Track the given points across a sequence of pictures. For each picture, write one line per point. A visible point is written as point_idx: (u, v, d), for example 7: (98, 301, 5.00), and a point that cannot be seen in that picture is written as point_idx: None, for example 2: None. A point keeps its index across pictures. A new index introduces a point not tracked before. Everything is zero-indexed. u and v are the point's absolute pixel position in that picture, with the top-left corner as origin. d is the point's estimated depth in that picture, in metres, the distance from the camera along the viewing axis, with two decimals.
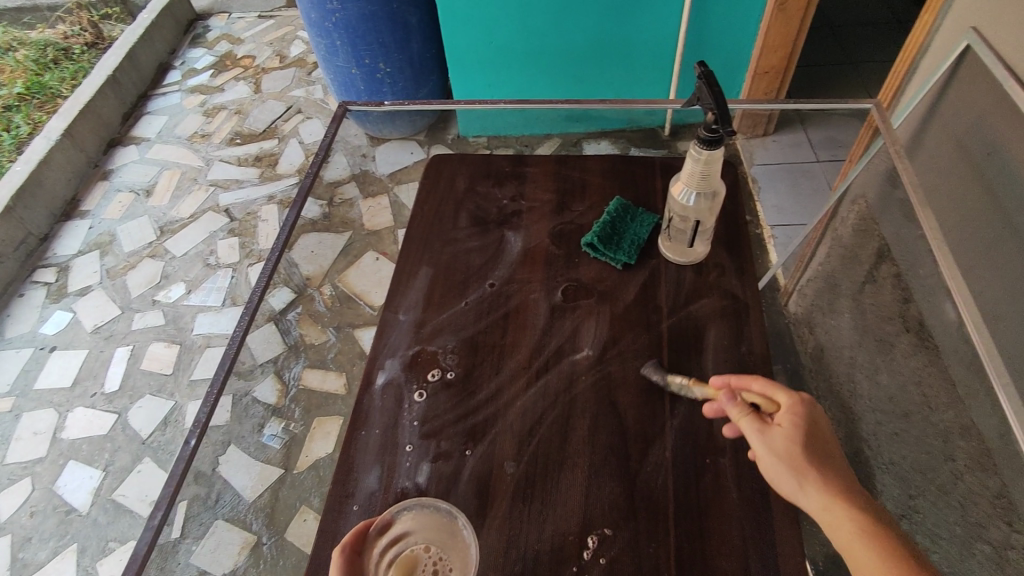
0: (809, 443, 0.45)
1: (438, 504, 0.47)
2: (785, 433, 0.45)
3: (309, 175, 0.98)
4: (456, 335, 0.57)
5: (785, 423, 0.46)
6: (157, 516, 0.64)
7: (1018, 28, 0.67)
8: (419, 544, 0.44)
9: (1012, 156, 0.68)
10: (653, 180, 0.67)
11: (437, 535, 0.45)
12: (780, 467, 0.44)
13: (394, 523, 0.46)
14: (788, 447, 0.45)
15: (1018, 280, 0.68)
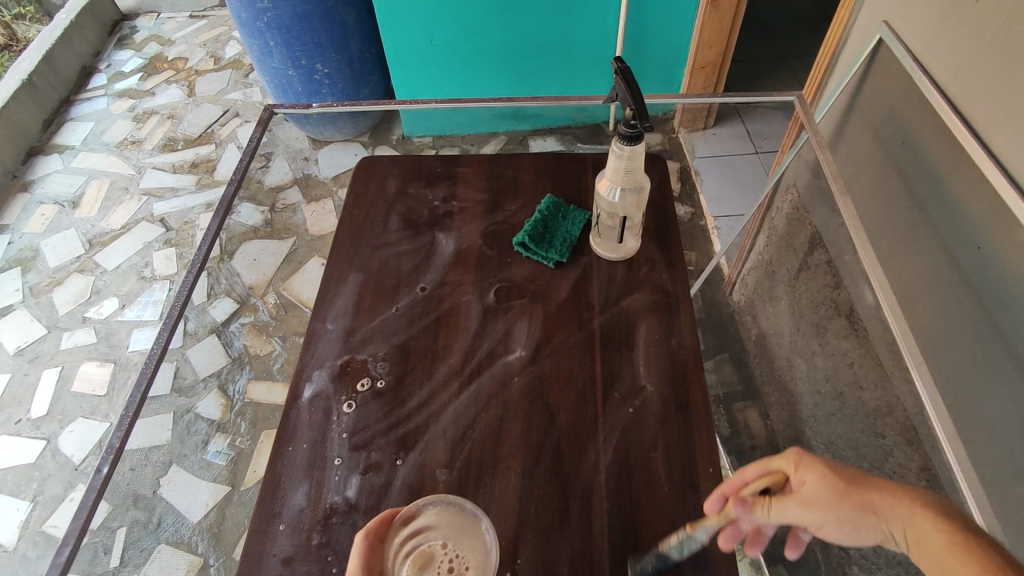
0: (841, 481, 0.41)
1: (464, 503, 0.45)
2: (816, 484, 0.42)
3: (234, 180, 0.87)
4: (387, 342, 0.55)
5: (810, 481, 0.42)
6: (62, 555, 0.56)
7: (925, 22, 0.71)
8: (437, 540, 0.43)
9: (923, 145, 0.71)
10: (585, 175, 0.67)
11: (456, 532, 0.43)
12: (836, 520, 0.40)
13: (417, 516, 0.44)
14: (829, 495, 0.41)
15: (933, 263, 0.71)
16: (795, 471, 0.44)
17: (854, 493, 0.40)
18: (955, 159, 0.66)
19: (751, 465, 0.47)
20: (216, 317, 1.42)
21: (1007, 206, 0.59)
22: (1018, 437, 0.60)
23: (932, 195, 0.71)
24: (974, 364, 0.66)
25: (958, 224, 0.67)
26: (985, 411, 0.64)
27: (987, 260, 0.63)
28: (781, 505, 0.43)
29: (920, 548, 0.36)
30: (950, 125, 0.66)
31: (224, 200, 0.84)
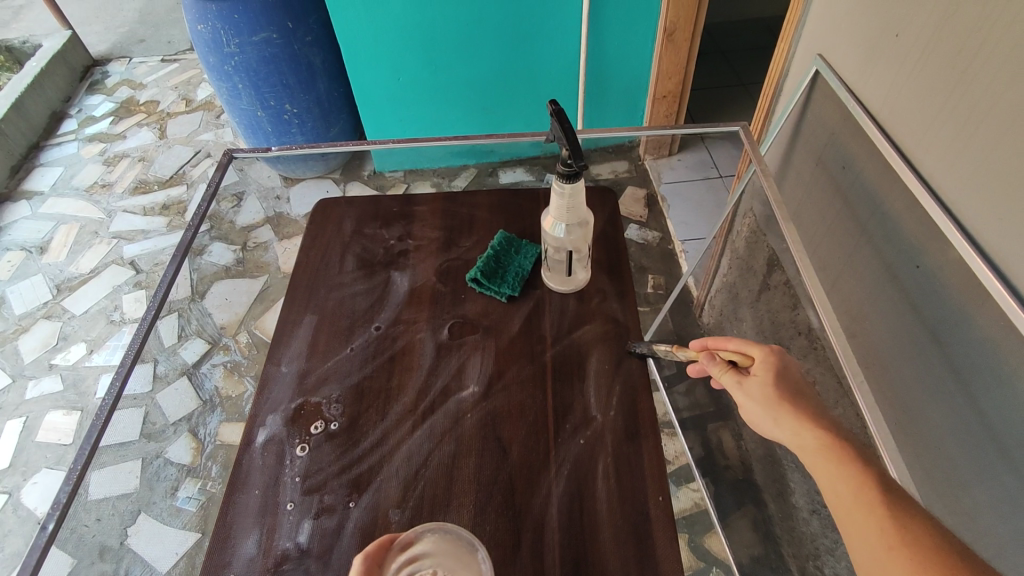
0: (783, 387, 0.50)
1: (461, 532, 0.44)
2: (759, 380, 0.52)
3: (191, 227, 0.86)
4: (341, 384, 0.55)
5: (759, 372, 0.52)
6: None
7: (854, 54, 0.75)
8: (428, 569, 0.40)
9: (860, 169, 0.74)
10: (538, 210, 0.69)
11: (450, 562, 0.41)
12: (760, 408, 0.50)
13: (416, 542, 0.42)
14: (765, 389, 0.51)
15: (877, 282, 0.74)
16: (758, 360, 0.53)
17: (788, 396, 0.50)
18: (889, 182, 0.69)
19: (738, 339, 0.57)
20: (186, 359, 1.43)
21: (938, 225, 0.62)
22: (964, 450, 0.61)
23: (872, 217, 0.73)
24: (920, 379, 0.67)
25: (898, 243, 0.69)
26: (935, 425, 0.66)
27: (925, 278, 0.65)
28: (732, 377, 0.55)
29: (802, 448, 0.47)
30: (882, 149, 0.69)
31: (182, 243, 0.83)
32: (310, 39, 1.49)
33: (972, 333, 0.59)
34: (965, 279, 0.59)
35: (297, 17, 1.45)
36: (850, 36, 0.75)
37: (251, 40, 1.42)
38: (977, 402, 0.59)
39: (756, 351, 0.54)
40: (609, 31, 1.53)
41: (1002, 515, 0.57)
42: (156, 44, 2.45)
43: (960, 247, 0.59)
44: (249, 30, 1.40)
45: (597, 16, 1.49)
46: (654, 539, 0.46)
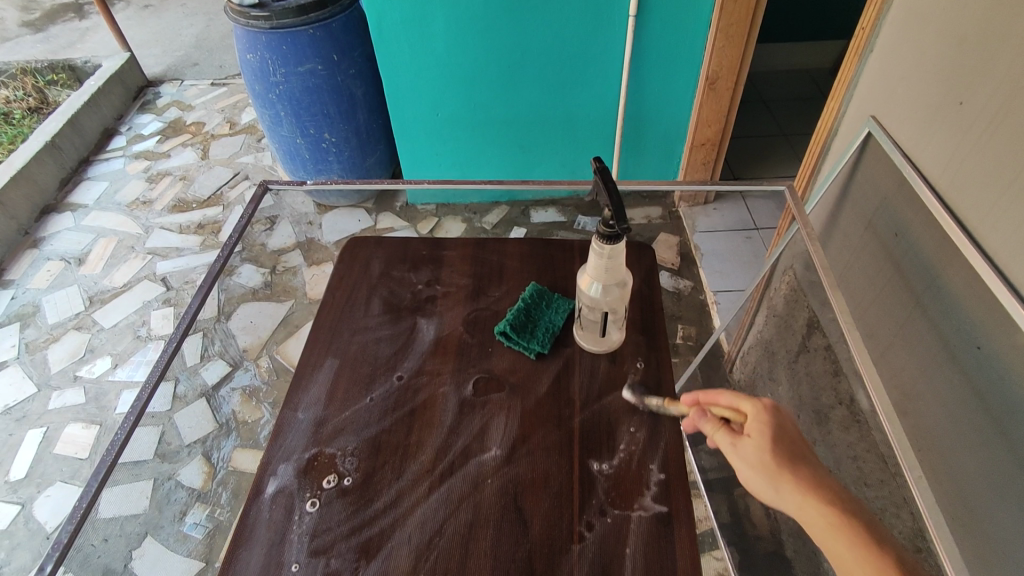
0: (772, 455, 0.47)
1: None
2: (754, 443, 0.49)
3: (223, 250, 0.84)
4: (358, 435, 0.53)
5: (754, 432, 0.49)
6: None
7: (911, 118, 0.72)
8: None
9: (916, 237, 0.71)
10: (573, 261, 0.67)
11: None
12: (757, 478, 0.48)
13: None
14: (758, 457, 0.48)
15: (932, 359, 0.69)
16: (752, 417, 0.50)
17: (780, 465, 0.47)
18: (949, 256, 0.65)
19: (732, 393, 0.54)
20: (206, 380, 1.41)
21: (1004, 309, 0.57)
22: None
23: (927, 290, 0.69)
24: (981, 471, 0.62)
25: (956, 321, 0.65)
26: (998, 524, 0.60)
27: (989, 361, 0.61)
28: (725, 437, 0.51)
29: (812, 530, 0.44)
30: (941, 220, 0.65)
31: (211, 271, 0.80)
32: (354, 72, 1.52)
33: None
34: None
35: (342, 50, 1.48)
36: (907, 100, 0.73)
37: (297, 71, 1.45)
38: None
39: (748, 407, 0.51)
40: (650, 77, 1.52)
41: None
42: (208, 68, 2.54)
43: None
44: (295, 61, 1.43)
45: (638, 62, 1.49)
46: None
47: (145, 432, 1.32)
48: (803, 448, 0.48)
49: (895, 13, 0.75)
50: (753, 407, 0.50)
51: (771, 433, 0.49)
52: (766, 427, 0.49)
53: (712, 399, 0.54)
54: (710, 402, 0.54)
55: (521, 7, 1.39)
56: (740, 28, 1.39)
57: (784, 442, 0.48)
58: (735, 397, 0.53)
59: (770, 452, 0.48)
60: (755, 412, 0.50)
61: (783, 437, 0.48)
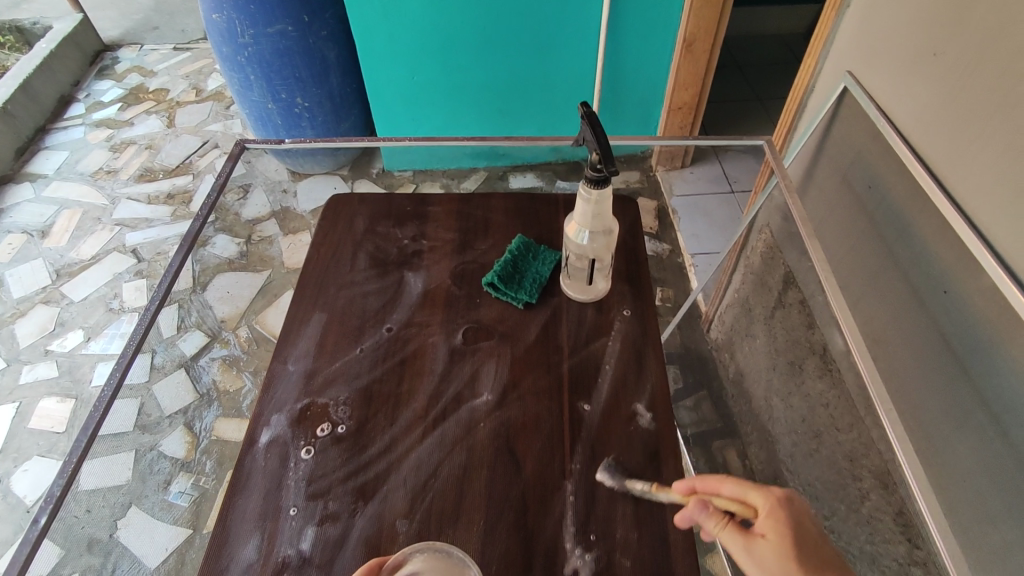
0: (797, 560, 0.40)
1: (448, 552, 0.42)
2: (777, 552, 0.40)
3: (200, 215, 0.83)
4: (349, 385, 0.53)
5: (770, 534, 0.41)
6: None
7: (886, 72, 0.73)
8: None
9: (889, 189, 0.73)
10: (557, 214, 0.67)
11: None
12: None
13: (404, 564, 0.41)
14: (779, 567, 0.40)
15: (903, 305, 0.72)
16: (766, 516, 0.41)
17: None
18: (920, 205, 0.67)
19: (730, 478, 0.45)
20: (185, 350, 1.40)
21: (972, 252, 0.60)
22: (991, 482, 0.60)
23: (899, 239, 0.72)
24: (946, 409, 0.66)
25: (925, 267, 0.68)
26: (961, 457, 0.64)
27: (956, 304, 0.63)
28: (729, 537, 0.42)
29: None
30: (913, 170, 0.67)
31: (189, 233, 0.78)
32: (325, 33, 1.47)
33: (1007, 363, 0.57)
34: (1003, 309, 0.57)
35: (313, 11, 1.43)
36: (881, 54, 0.74)
37: (266, 32, 1.40)
38: (1010, 439, 0.57)
39: (758, 501, 0.42)
40: (627, 39, 1.52)
41: None
42: (169, 33, 2.44)
43: (995, 275, 0.57)
44: (264, 22, 1.39)
45: (616, 23, 1.48)
46: (675, 563, 0.43)
47: (123, 403, 1.30)
48: (823, 542, 0.41)
49: None
50: (768, 504, 0.42)
51: (793, 535, 0.40)
52: (787, 528, 0.41)
53: (713, 489, 0.44)
54: (712, 493, 0.44)
55: None
56: None
57: (804, 540, 0.41)
58: (737, 483, 0.45)
59: (794, 563, 0.40)
60: (769, 510, 0.42)
61: (807, 537, 0.41)
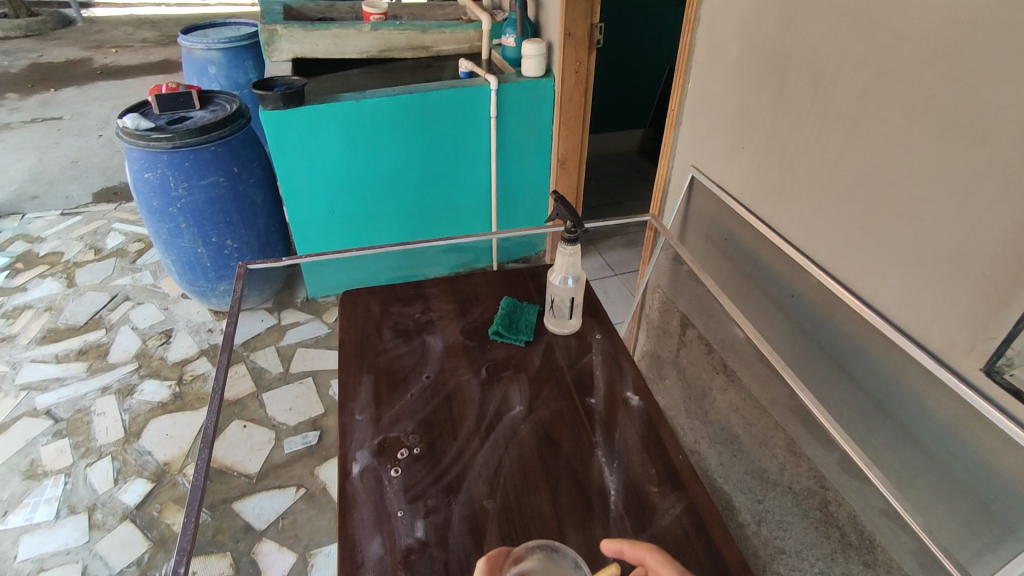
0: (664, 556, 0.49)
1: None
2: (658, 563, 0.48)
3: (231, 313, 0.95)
4: (412, 419, 0.67)
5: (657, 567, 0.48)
6: None
7: (717, 162, 1.09)
8: None
9: (739, 238, 1.05)
10: (526, 281, 0.89)
11: None
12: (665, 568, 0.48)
13: None
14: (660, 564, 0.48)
15: (768, 316, 1.02)
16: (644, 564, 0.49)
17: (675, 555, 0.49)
18: (761, 243, 0.99)
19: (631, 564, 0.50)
20: (126, 501, 1.33)
21: (802, 266, 0.91)
22: (855, 416, 0.86)
23: (755, 270, 1.03)
24: (816, 376, 0.93)
25: (776, 283, 0.98)
26: (832, 406, 0.90)
27: (800, 303, 0.93)
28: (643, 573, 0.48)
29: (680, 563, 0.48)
30: (750, 220, 1.00)
31: (229, 332, 0.90)
32: (253, 181, 1.64)
33: (840, 330, 0.85)
34: (825, 297, 0.87)
35: (241, 162, 1.60)
36: (711, 153, 1.10)
37: (199, 184, 1.54)
38: (856, 379, 0.84)
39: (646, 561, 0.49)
40: (513, 163, 1.86)
41: (891, 452, 0.80)
42: (53, 200, 2.43)
43: (820, 276, 0.87)
44: (197, 174, 1.53)
45: (503, 152, 1.83)
46: (685, 482, 0.62)
47: (62, 570, 1.21)
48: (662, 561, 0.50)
49: (690, 100, 1.15)
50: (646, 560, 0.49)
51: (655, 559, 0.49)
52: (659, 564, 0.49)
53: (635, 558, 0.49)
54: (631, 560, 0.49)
55: (403, 115, 1.66)
56: (576, 121, 1.79)
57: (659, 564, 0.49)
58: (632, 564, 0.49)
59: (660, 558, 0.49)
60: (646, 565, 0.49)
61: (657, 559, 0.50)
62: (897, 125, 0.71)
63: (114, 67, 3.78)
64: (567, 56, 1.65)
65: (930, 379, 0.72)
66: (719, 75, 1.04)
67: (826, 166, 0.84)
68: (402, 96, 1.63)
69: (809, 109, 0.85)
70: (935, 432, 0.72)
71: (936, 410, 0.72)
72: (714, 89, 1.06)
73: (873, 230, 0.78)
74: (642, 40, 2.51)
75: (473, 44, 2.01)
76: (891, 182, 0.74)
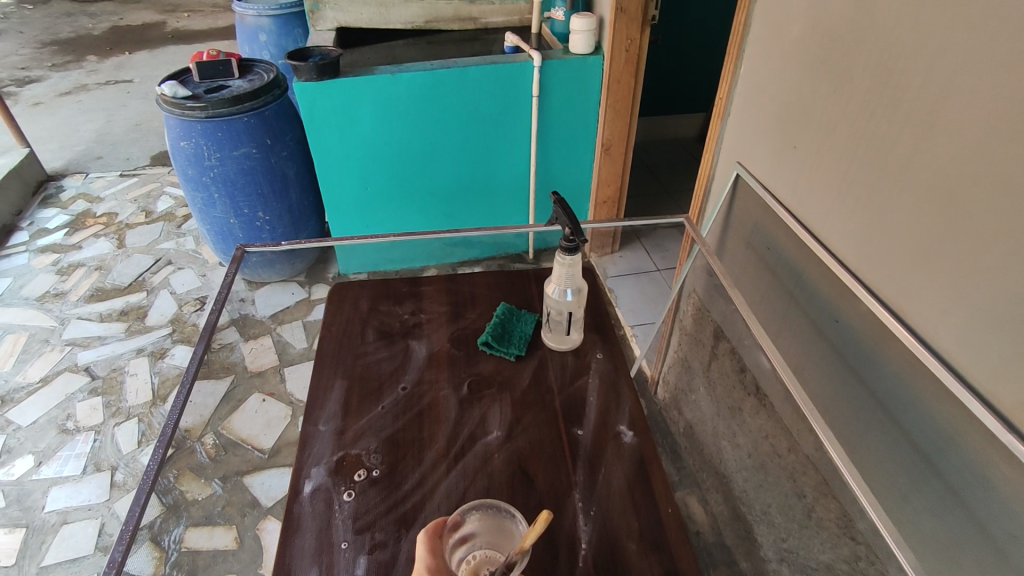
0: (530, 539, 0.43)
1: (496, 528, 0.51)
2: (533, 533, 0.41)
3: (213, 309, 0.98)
4: (377, 436, 0.62)
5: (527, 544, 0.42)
6: None
7: (765, 161, 0.97)
8: (480, 549, 0.50)
9: (783, 248, 0.93)
10: (530, 285, 0.81)
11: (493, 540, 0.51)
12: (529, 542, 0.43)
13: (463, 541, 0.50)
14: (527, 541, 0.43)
15: (808, 338, 0.90)
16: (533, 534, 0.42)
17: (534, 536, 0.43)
18: (807, 257, 0.87)
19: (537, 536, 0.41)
20: (146, 464, 1.37)
21: (851, 289, 0.78)
22: (897, 468, 0.74)
23: (798, 287, 0.91)
24: (855, 414, 0.81)
25: (819, 305, 0.86)
26: (871, 451, 0.78)
27: (845, 330, 0.81)
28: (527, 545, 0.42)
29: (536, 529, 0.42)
30: (797, 231, 0.88)
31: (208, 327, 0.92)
32: (286, 153, 1.62)
33: (887, 368, 0.73)
34: (876, 328, 0.75)
35: (274, 134, 1.59)
36: (760, 149, 0.97)
37: (232, 154, 1.54)
38: (902, 427, 0.72)
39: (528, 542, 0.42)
40: (554, 145, 1.76)
41: (936, 516, 0.68)
42: (115, 161, 2.52)
43: (869, 302, 0.75)
44: (230, 145, 1.52)
45: (544, 134, 1.73)
46: (670, 542, 0.53)
47: (82, 526, 1.25)
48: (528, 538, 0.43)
49: (741, 87, 1.01)
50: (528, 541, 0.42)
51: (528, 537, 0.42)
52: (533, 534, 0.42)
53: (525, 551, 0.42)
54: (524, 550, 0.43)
55: (440, 91, 1.58)
56: (625, 104, 1.66)
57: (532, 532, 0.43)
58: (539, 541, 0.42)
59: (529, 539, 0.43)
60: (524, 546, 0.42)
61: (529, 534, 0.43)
62: (980, 133, 0.58)
63: (184, 31, 3.88)
64: (618, 33, 1.52)
65: (992, 443, 0.59)
66: (774, 62, 0.91)
67: (890, 175, 0.71)
68: (439, 71, 1.55)
69: (874, 106, 0.72)
70: (992, 506, 0.60)
71: (996, 481, 0.60)
72: (767, 78, 0.93)
73: (938, 256, 0.65)
74: (711, 16, 2.32)
75: (524, 17, 1.90)
76: (964, 200, 0.61)
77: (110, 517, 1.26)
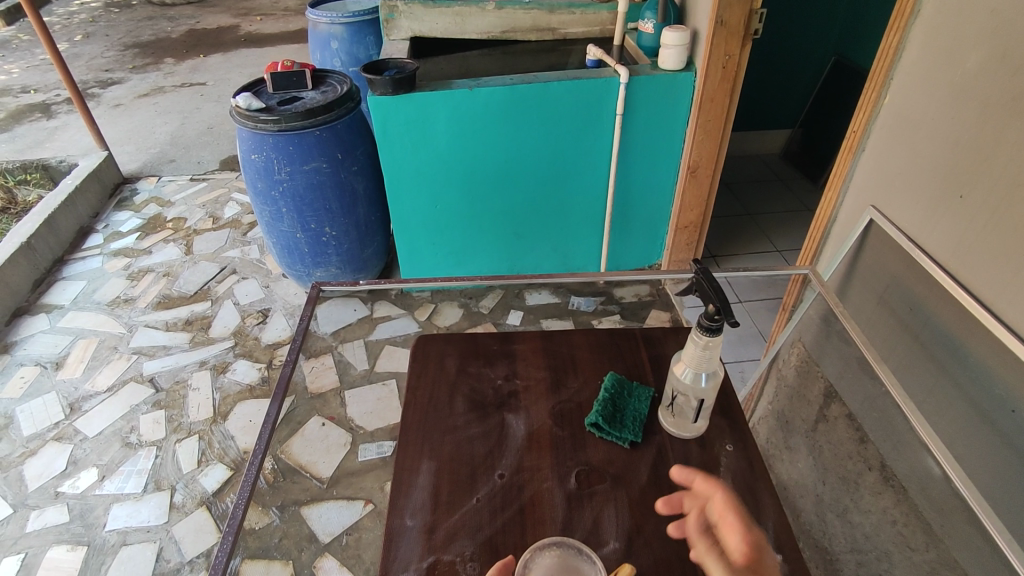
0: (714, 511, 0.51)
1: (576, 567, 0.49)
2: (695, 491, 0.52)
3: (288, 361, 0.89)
4: (473, 539, 0.53)
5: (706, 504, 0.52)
6: None
7: (913, 209, 0.83)
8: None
9: (931, 311, 0.80)
10: (639, 349, 0.71)
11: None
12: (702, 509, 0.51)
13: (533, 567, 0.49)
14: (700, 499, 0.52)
15: (965, 422, 0.76)
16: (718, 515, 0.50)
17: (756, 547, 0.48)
18: (969, 328, 0.74)
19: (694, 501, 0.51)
20: (205, 486, 1.33)
21: None
22: None
23: (953, 359, 0.77)
24: None
25: (986, 388, 0.72)
26: None
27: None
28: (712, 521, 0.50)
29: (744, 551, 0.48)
30: (960, 297, 0.74)
31: (281, 380, 0.84)
32: (356, 168, 1.57)
33: None
34: None
35: (346, 149, 1.53)
36: (907, 193, 0.84)
37: (302, 169, 1.49)
38: None
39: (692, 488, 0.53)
40: (634, 165, 1.64)
41: None
42: (186, 164, 2.55)
43: None
44: (301, 159, 1.48)
45: (626, 153, 1.61)
46: None
47: (141, 549, 1.22)
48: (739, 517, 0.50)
49: (884, 120, 0.88)
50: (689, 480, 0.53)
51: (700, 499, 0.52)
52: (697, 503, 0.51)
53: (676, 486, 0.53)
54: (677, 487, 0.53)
55: (518, 108, 1.49)
56: (717, 123, 1.52)
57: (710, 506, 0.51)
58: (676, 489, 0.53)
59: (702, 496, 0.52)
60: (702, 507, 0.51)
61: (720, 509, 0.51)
62: None
63: (256, 35, 3.95)
64: (715, 48, 1.39)
65: None
66: (937, 96, 0.77)
67: None
68: (520, 86, 1.46)
69: None
70: None
71: None
72: (924, 113, 0.80)
73: None
74: (805, 26, 2.15)
75: (605, 28, 1.76)
76: None
77: (167, 542, 1.23)
